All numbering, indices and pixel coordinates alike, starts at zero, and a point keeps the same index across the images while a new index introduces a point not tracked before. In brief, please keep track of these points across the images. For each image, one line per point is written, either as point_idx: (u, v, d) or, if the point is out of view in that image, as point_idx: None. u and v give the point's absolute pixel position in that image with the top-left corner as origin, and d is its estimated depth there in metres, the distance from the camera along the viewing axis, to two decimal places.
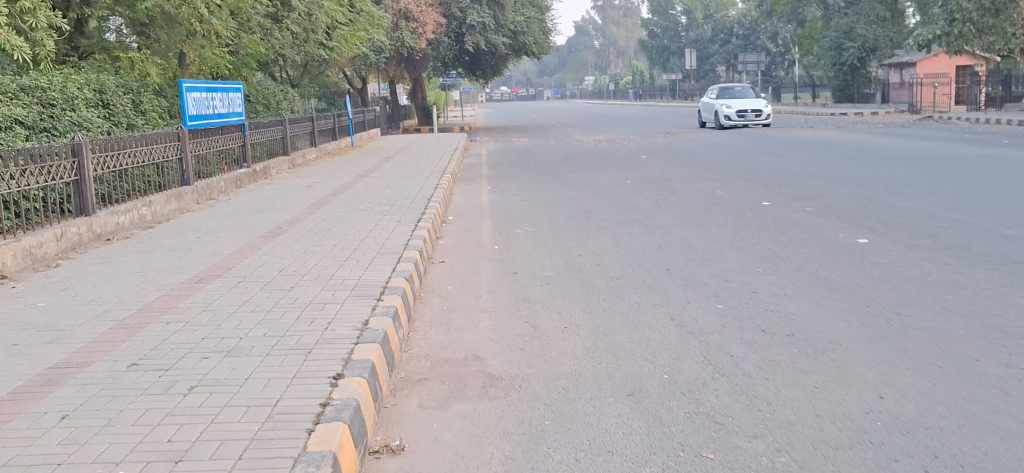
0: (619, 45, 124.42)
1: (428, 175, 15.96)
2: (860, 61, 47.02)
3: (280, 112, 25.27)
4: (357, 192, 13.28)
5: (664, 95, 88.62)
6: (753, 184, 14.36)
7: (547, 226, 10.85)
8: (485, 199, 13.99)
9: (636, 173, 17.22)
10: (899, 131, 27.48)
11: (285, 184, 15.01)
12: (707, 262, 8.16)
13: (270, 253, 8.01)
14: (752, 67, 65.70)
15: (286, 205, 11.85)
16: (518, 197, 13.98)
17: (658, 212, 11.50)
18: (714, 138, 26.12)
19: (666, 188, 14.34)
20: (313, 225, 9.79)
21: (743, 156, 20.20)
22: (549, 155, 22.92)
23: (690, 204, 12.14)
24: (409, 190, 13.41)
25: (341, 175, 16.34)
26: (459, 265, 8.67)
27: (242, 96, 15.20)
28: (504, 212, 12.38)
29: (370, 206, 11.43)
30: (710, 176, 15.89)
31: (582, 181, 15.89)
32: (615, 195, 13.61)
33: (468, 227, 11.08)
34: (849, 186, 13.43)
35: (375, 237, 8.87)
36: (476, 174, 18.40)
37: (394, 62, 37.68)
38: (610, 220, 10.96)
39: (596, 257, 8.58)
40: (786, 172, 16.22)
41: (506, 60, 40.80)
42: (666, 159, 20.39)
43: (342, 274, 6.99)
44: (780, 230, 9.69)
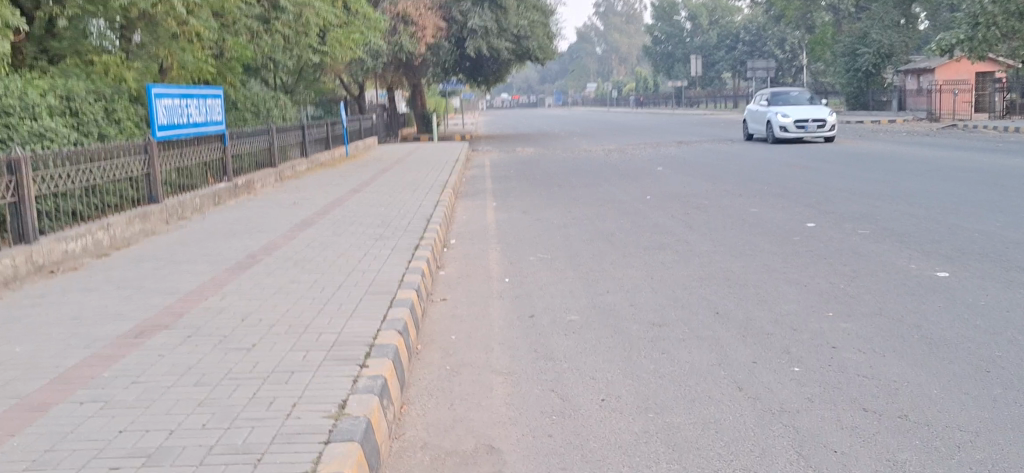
0: (621, 52, 123.35)
1: (427, 190, 14.60)
2: (875, 68, 45.92)
3: (271, 120, 23.94)
4: (347, 210, 11.90)
5: (670, 102, 87.39)
6: (788, 200, 13.01)
7: (563, 252, 9.48)
8: (491, 218, 12.62)
9: (654, 186, 15.89)
10: (925, 140, 26.14)
11: (269, 201, 13.64)
12: (762, 304, 6.77)
13: (236, 293, 6.63)
14: (761, 73, 64.53)
15: (267, 226, 10.46)
16: (529, 216, 12.62)
17: (689, 235, 10.14)
18: (731, 148, 24.81)
19: (691, 205, 12.99)
20: (293, 254, 8.40)
21: (768, 168, 18.88)
22: (557, 166, 21.60)
23: (723, 226, 10.78)
24: (407, 208, 12.04)
25: (331, 190, 14.97)
26: (463, 304, 7.28)
27: (220, 103, 13.87)
28: (513, 234, 11.01)
29: (361, 228, 10.04)
30: (736, 191, 14.56)
31: (595, 197, 14.54)
32: (635, 214, 12.26)
33: (473, 253, 9.69)
34: (898, 202, 12.10)
35: (363, 270, 7.48)
36: (479, 188, 17.05)
37: (393, 68, 36.38)
38: (635, 246, 9.59)
39: (626, 295, 7.20)
40: (820, 186, 14.90)
41: (509, 66, 39.48)
42: (683, 170, 19.06)
43: (318, 325, 5.60)
44: (837, 259, 8.34)
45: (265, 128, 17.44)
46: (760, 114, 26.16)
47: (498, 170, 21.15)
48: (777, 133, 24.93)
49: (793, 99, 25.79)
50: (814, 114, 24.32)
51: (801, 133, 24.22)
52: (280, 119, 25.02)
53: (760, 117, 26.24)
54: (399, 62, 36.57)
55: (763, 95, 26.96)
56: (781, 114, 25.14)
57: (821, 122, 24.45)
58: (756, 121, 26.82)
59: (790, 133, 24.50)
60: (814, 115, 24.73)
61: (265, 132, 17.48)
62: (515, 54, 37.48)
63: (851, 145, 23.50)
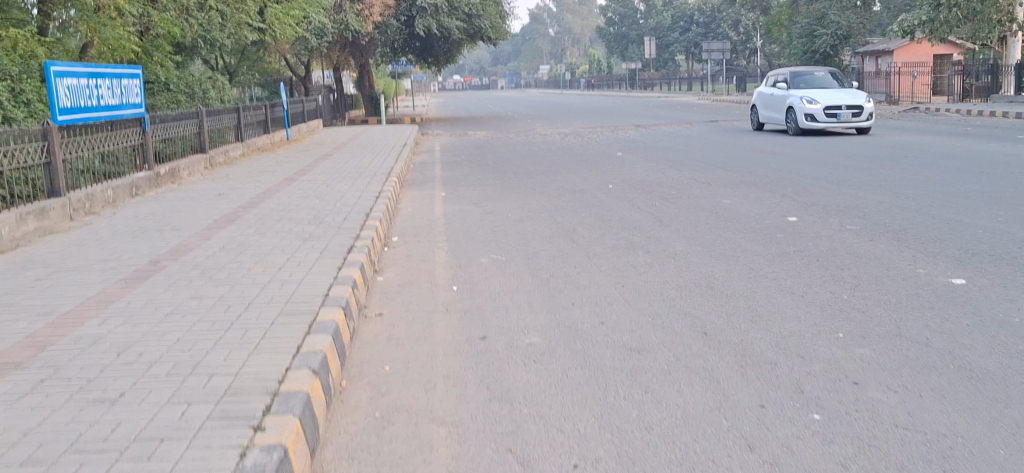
0: (575, 33, 122.42)
1: (369, 178, 13.38)
2: (833, 50, 45.40)
3: (207, 101, 22.47)
4: (277, 203, 10.67)
5: (624, 84, 86.60)
6: (762, 191, 12.01)
7: (519, 252, 8.36)
8: (439, 210, 11.45)
9: (615, 174, 14.82)
10: (888, 124, 25.45)
11: (192, 191, 12.33)
12: (756, 321, 5.72)
13: (120, 315, 5.41)
14: (717, 55, 63.94)
15: (183, 223, 9.20)
16: (481, 208, 11.47)
17: (660, 232, 9.07)
18: (692, 133, 23.94)
19: (658, 196, 11.93)
20: (205, 259, 7.18)
21: (734, 152, 17.94)
22: (511, 151, 20.47)
23: (696, 220, 9.76)
24: (346, 200, 10.82)
25: (265, 179, 13.70)
26: (403, 321, 6.12)
27: (139, 82, 12.56)
28: (465, 230, 9.85)
29: (290, 226, 8.83)
30: (704, 179, 13.54)
31: (553, 186, 13.46)
32: (599, 206, 11.16)
33: (417, 254, 8.55)
34: (883, 193, 11.16)
35: (284, 281, 6.30)
36: (427, 175, 15.85)
37: (339, 47, 34.87)
38: (600, 245, 8.50)
39: (597, 311, 6.11)
40: (792, 173, 13.94)
41: (460, 46, 38.14)
42: (644, 155, 18.03)
43: (212, 363, 4.44)
44: (831, 262, 7.34)
45: (195, 111, 16.05)
46: (779, 99, 21.92)
47: (448, 155, 19.98)
48: (801, 123, 20.79)
49: (818, 81, 21.63)
50: (849, 100, 20.13)
51: (832, 123, 20.14)
52: (216, 100, 23.58)
53: (778, 103, 22.01)
54: (346, 42, 35.12)
55: (779, 76, 22.74)
56: (807, 98, 20.88)
57: (857, 110, 20.16)
58: (771, 108, 22.60)
59: (818, 123, 20.35)
60: (848, 100, 20.54)
61: (195, 114, 16.09)
62: (466, 33, 36.18)
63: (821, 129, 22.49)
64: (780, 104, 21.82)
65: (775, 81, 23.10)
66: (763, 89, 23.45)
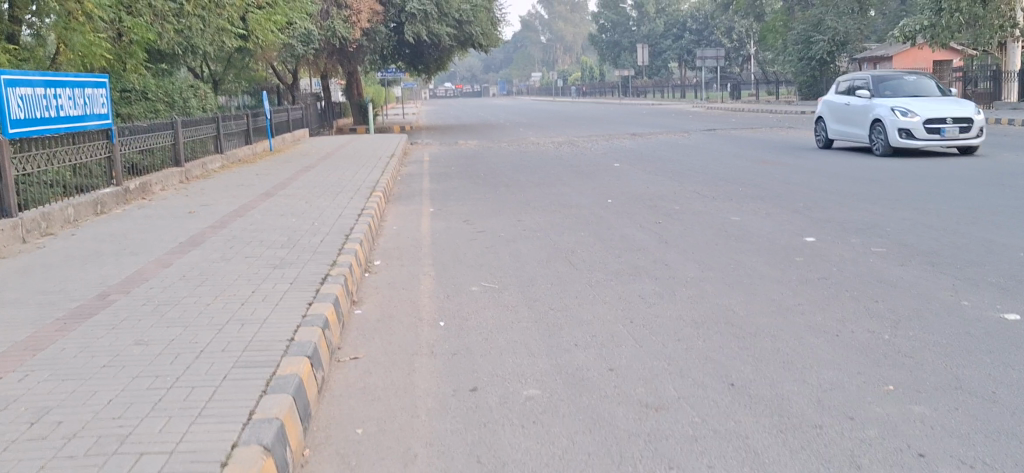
0: (566, 41, 121.91)
1: (352, 193, 12.60)
2: (829, 56, 44.93)
3: (187, 110, 21.67)
4: (251, 222, 9.87)
5: (617, 92, 85.90)
6: (771, 206, 11.26)
7: (513, 279, 7.59)
8: (426, 228, 10.68)
9: (614, 187, 14.06)
10: None
11: (162, 208, 11.52)
12: (789, 368, 4.96)
13: (45, 365, 4.60)
14: (711, 62, 63.32)
15: (144, 246, 8.40)
16: (471, 226, 10.70)
17: (666, 255, 8.30)
18: (690, 142, 23.25)
19: (661, 213, 11.17)
20: (159, 291, 6.38)
21: (736, 163, 17.21)
22: (503, 161, 19.71)
23: (705, 241, 9.01)
24: (325, 218, 10.04)
25: (242, 194, 12.91)
26: (380, 367, 5.34)
27: (105, 91, 11.79)
28: (453, 251, 9.06)
29: (260, 249, 8.04)
30: (708, 193, 12.79)
31: (549, 201, 12.71)
32: (598, 224, 10.39)
33: (402, 281, 7.76)
34: (903, 209, 10.43)
35: (244, 320, 5.51)
36: (414, 189, 15.08)
37: (327, 54, 34.08)
38: (602, 271, 7.73)
39: (603, 355, 5.34)
40: (800, 186, 13.21)
41: (451, 53, 37.37)
42: (642, 167, 17.31)
43: (143, 435, 3.64)
44: (862, 292, 6.59)
45: (170, 122, 15.25)
46: (857, 110, 17.48)
47: (438, 166, 19.22)
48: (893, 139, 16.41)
49: (908, 85, 17.26)
50: (955, 110, 15.85)
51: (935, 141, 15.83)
52: (197, 109, 22.77)
53: (857, 115, 17.53)
54: (334, 49, 34.36)
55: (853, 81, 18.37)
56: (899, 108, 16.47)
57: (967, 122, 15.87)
58: (845, 121, 18.12)
59: (915, 141, 15.99)
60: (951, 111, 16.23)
61: (170, 125, 15.29)
62: (457, 40, 35.43)
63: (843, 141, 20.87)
64: (861, 116, 17.33)
65: (846, 87, 18.61)
66: (829, 98, 19.00)
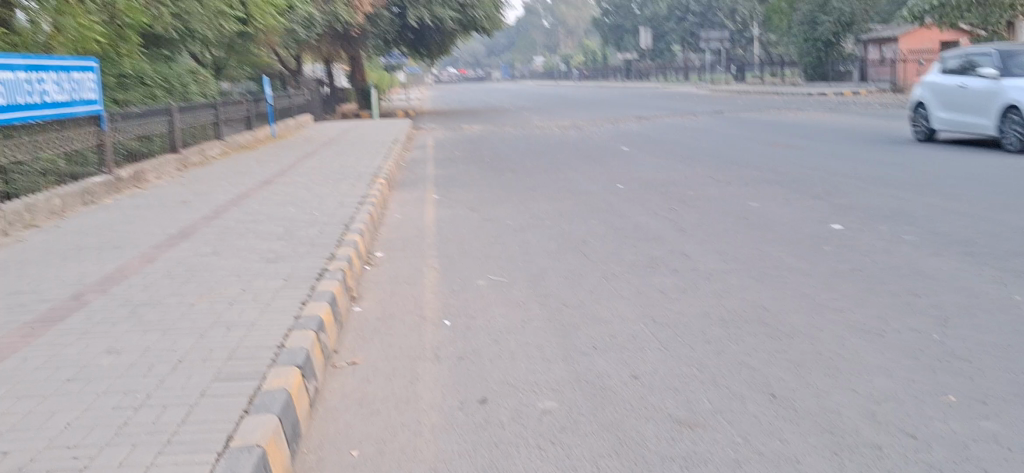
0: (569, 25, 121.09)
1: (353, 179, 12.12)
2: (836, 37, 44.55)
3: (186, 96, 21.18)
4: (245, 212, 9.36)
5: (620, 75, 85.23)
6: (790, 191, 10.76)
7: (524, 272, 7.09)
8: (430, 217, 10.18)
9: (624, 172, 13.56)
10: (903, 113, 24.24)
11: (154, 198, 11.03)
12: (833, 376, 4.46)
13: (5, 380, 4.12)
14: (716, 44, 62.70)
15: (132, 239, 7.92)
16: (478, 214, 10.20)
17: (685, 245, 7.80)
18: (700, 125, 22.74)
19: (675, 199, 10.66)
20: (141, 291, 5.89)
21: (747, 146, 16.70)
22: (509, 145, 19.24)
23: (725, 229, 8.51)
24: (324, 207, 9.55)
25: (238, 182, 12.42)
26: (381, 374, 4.84)
27: (94, 75, 11.29)
28: (459, 242, 8.56)
29: (253, 242, 7.57)
30: (722, 178, 12.28)
31: (557, 186, 12.21)
32: (611, 212, 9.89)
33: (405, 275, 7.27)
34: (930, 193, 9.93)
35: (231, 324, 5.01)
36: (417, 174, 14.59)
37: (328, 39, 33.54)
38: (618, 262, 7.24)
39: (626, 360, 4.85)
40: (817, 169, 12.70)
41: (454, 37, 36.82)
42: (652, 151, 16.80)
43: (103, 469, 3.16)
44: (902, 285, 6.10)
45: (165, 107, 14.74)
46: (976, 95, 14.01)
47: (441, 151, 18.74)
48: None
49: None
50: None
51: None
52: (195, 95, 22.26)
53: (976, 101, 14.02)
54: (335, 34, 33.80)
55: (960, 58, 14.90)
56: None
57: None
58: (958, 109, 14.59)
59: None
60: None
61: (165, 111, 14.78)
62: (460, 24, 34.87)
63: (858, 124, 20.31)
64: (983, 104, 13.85)
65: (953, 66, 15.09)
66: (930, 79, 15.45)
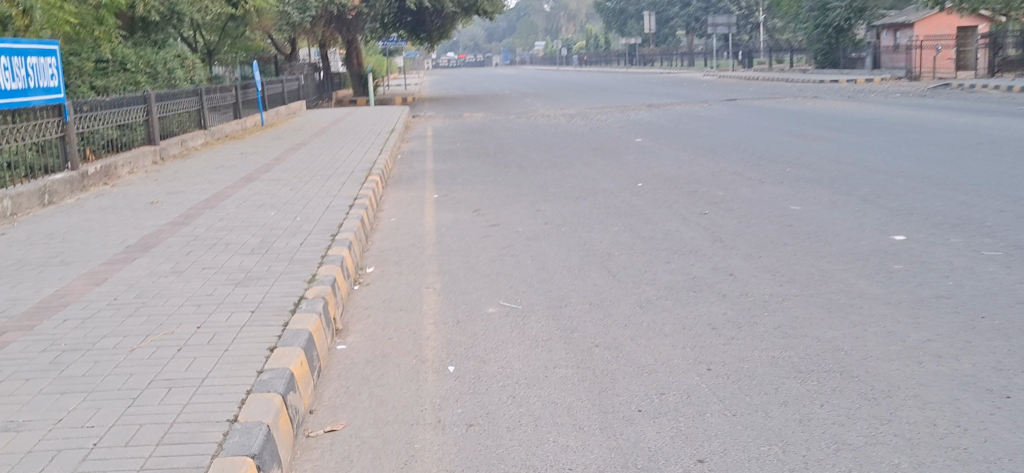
0: (571, 10, 119.76)
1: (344, 176, 11.01)
2: (847, 23, 43.51)
3: (172, 82, 20.06)
4: (220, 216, 8.26)
5: (623, 61, 83.86)
6: (831, 191, 9.70)
7: (541, 296, 6.00)
8: (430, 221, 9.08)
9: (640, 167, 12.47)
10: (926, 103, 23.13)
11: (122, 197, 9.91)
12: (965, 464, 3.38)
13: None
14: (723, 29, 61.45)
15: (84, 251, 6.83)
16: (483, 217, 9.09)
17: (727, 261, 6.71)
18: (714, 113, 21.68)
19: (703, 201, 9.57)
20: (76, 325, 4.80)
21: (770, 137, 15.65)
22: (514, 136, 18.16)
23: (769, 239, 7.44)
24: (310, 211, 8.45)
25: (218, 178, 11.30)
26: (368, 449, 3.75)
27: (55, 60, 10.17)
28: (463, 254, 7.46)
29: (222, 257, 6.45)
30: (751, 175, 11.19)
31: (570, 184, 11.15)
32: (633, 216, 8.80)
33: (401, 298, 6.18)
34: (992, 196, 8.87)
35: (175, 381, 3.92)
36: (415, 169, 13.48)
37: (324, 22, 32.41)
38: (652, 284, 6.14)
39: (684, 431, 3.77)
40: (854, 164, 11.64)
41: (454, 22, 35.68)
42: (668, 143, 15.75)
43: None
44: (1007, 321, 5.02)
45: (142, 95, 13.58)
46: None
47: (441, 142, 17.64)
48: None
49: None
50: None
51: None
52: (182, 80, 21.14)
53: None
54: (331, 16, 32.64)
55: None
56: None
57: None
58: None
59: None
60: None
61: (143, 99, 13.62)
62: (460, 7, 33.72)
63: (884, 116, 19.20)
64: None
65: None
66: None
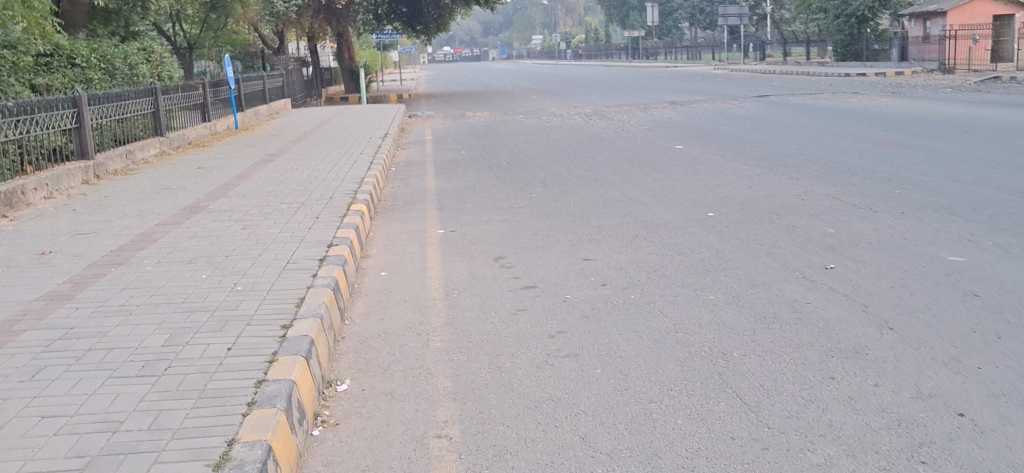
0: (569, 2, 116.64)
1: (319, 205, 8.30)
2: (871, 12, 40.82)
3: (133, 78, 17.31)
4: (122, 285, 5.55)
5: (626, 55, 80.95)
6: (985, 227, 7.09)
7: (643, 470, 3.35)
8: (437, 278, 6.40)
9: (700, 187, 9.80)
10: (987, 98, 20.54)
11: (12, 240, 7.20)
12: None
13: None
14: (734, 20, 58.67)
15: None
16: (512, 272, 6.42)
17: (931, 377, 4.06)
18: (754, 112, 19.05)
19: (815, 244, 6.88)
20: None
21: (840, 143, 13.02)
22: (529, 142, 15.55)
23: (968, 323, 4.81)
24: (265, 271, 5.79)
25: (154, 207, 8.60)
26: None
27: None
28: (490, 351, 4.79)
29: (83, 389, 3.76)
30: (853, 200, 8.55)
31: (618, 212, 8.53)
32: (728, 271, 6.12)
33: (396, 466, 3.49)
34: None
35: None
36: (413, 187, 10.83)
37: (312, 12, 29.66)
38: (835, 443, 3.49)
39: None
40: (980, 183, 9.04)
41: (454, 12, 32.97)
42: (715, 150, 13.16)
43: None
44: None
45: (69, 97, 10.83)
46: None
47: (444, 149, 14.98)
48: None
49: None
50: None
51: None
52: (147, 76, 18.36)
53: None
54: (320, 7, 29.93)
55: None
56: None
57: None
58: None
59: None
60: None
61: (71, 101, 10.86)
62: None
63: (955, 116, 16.58)
64: None
65: None
66: None
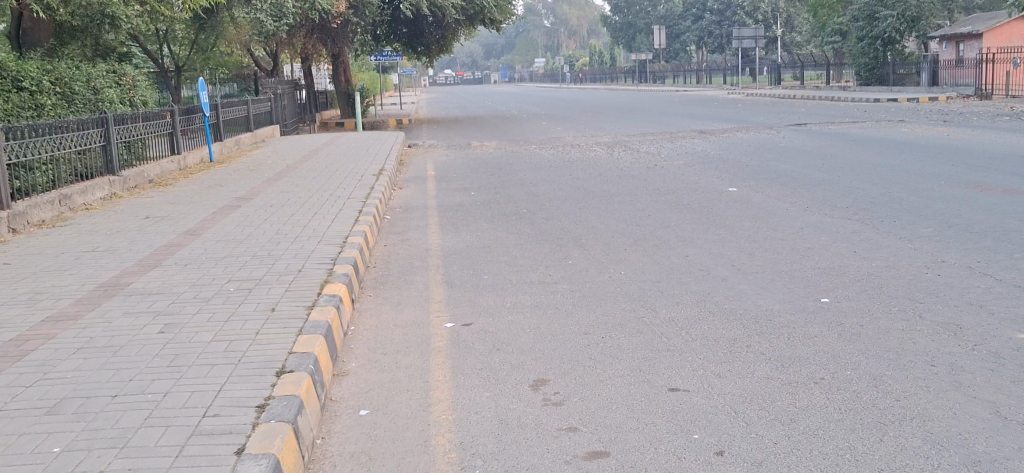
0: (572, 25, 114.75)
1: (281, 287, 5.97)
2: (898, 34, 38.60)
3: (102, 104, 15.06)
4: None
5: (632, 78, 78.65)
6: None
7: None
8: (445, 428, 4.08)
9: (788, 252, 7.50)
10: None
11: None
12: None
13: None
14: (748, 42, 56.42)
15: None
16: (565, 419, 4.11)
17: None
18: (800, 144, 16.78)
19: (1016, 363, 4.58)
20: None
21: (929, 187, 10.74)
22: (551, 180, 13.26)
23: None
24: (162, 439, 3.49)
25: (58, 285, 6.27)
26: None
27: None
28: None
29: None
30: (1014, 279, 6.26)
31: (693, 295, 6.22)
32: (915, 428, 3.83)
33: None
34: None
35: None
36: (412, 246, 8.52)
37: (305, 32, 27.41)
38: None
39: None
40: None
41: (458, 32, 30.79)
42: (777, 193, 10.87)
43: None
44: None
45: None
46: None
47: (450, 189, 12.70)
48: None
49: None
50: None
51: None
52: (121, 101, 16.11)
53: None
54: (314, 26, 27.66)
55: None
56: None
57: None
58: None
59: None
60: None
61: None
62: (465, 15, 28.78)
63: None
64: None
65: None
66: None
